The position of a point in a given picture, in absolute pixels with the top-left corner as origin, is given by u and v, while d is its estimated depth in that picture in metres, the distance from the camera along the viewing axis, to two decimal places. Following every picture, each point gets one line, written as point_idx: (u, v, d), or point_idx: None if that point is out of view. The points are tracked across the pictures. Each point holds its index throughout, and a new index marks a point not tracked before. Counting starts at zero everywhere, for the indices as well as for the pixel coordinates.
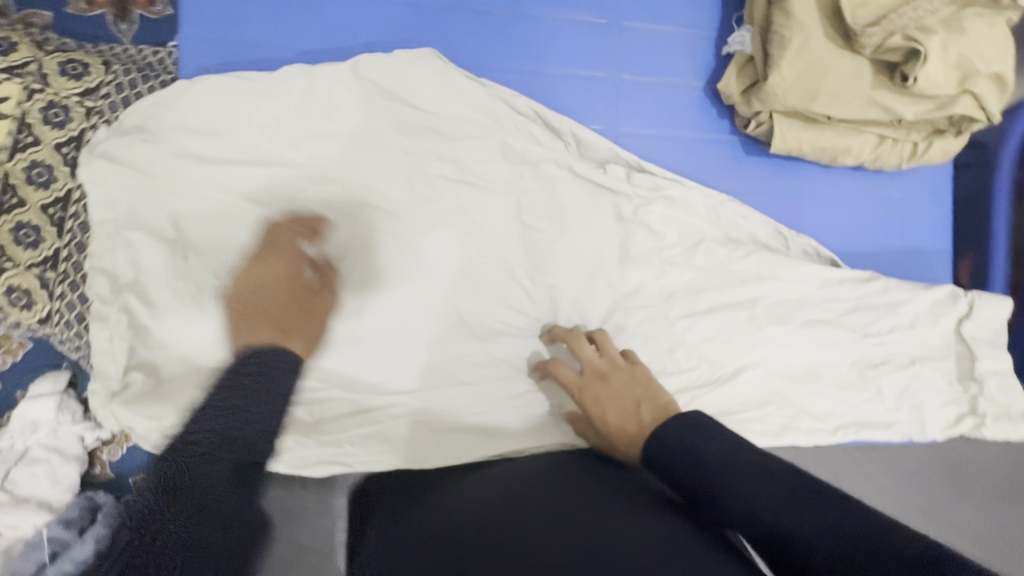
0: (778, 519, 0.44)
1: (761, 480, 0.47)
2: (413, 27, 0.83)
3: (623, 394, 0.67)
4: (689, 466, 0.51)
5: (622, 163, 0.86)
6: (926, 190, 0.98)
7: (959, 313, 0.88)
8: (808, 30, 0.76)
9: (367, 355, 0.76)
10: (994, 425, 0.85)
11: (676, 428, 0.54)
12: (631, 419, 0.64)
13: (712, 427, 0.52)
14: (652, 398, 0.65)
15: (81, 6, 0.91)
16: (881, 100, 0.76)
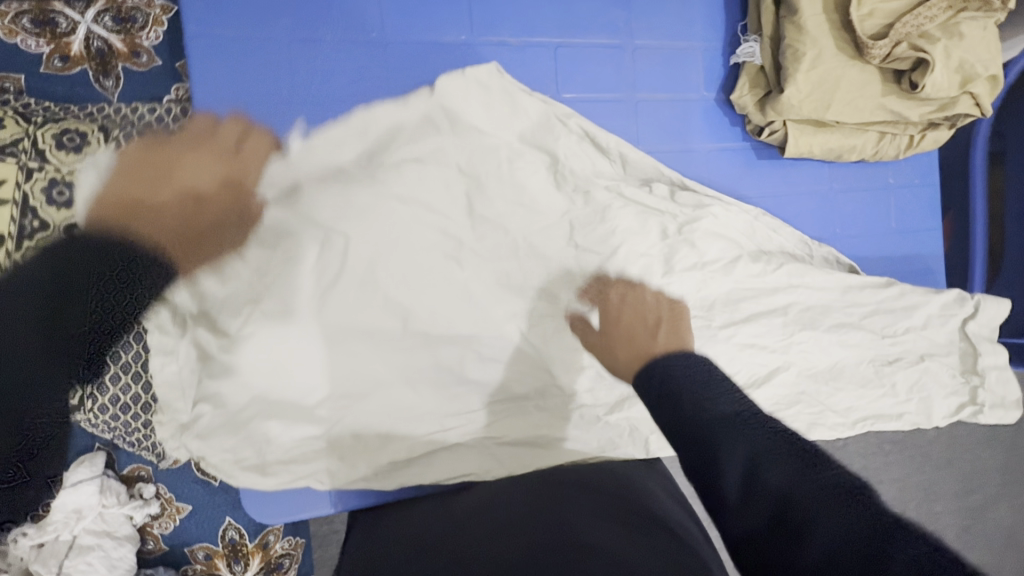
0: (758, 478, 0.46)
1: (751, 445, 0.48)
2: (431, 64, 0.81)
3: (644, 327, 0.76)
4: (679, 410, 0.53)
5: (666, 180, 0.88)
6: (919, 174, 1.03)
7: (965, 313, 0.92)
8: (819, 43, 0.80)
9: (438, 383, 0.79)
10: (991, 411, 0.90)
11: (684, 380, 0.56)
12: (640, 337, 0.74)
13: (725, 390, 0.54)
14: (674, 336, 0.71)
15: (56, 64, 0.84)
16: (890, 105, 0.82)
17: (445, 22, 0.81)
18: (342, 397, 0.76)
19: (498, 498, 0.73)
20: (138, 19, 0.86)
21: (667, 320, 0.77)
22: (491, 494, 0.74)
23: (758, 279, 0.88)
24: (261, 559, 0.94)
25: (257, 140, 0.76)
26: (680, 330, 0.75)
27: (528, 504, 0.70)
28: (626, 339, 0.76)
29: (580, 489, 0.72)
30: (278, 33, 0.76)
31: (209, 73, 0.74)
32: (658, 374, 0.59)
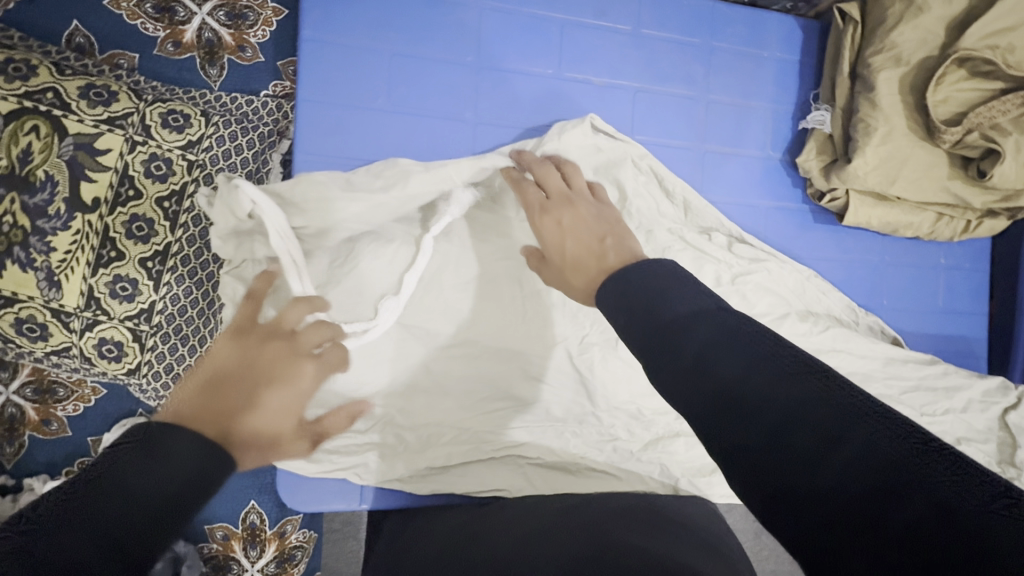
0: (748, 374, 0.37)
1: (722, 340, 0.40)
2: (516, 93, 0.86)
3: (595, 245, 0.63)
4: (648, 316, 0.44)
5: (724, 232, 0.90)
6: (969, 259, 1.04)
7: (1009, 403, 0.91)
8: (892, 121, 0.83)
9: (475, 398, 0.81)
10: None
11: (644, 281, 0.47)
12: (595, 252, 0.62)
13: (686, 284, 0.45)
14: (624, 245, 0.62)
15: (169, 47, 0.90)
16: (954, 189, 0.85)
17: (534, 55, 0.86)
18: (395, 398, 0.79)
19: (524, 507, 0.76)
20: (249, 17, 0.92)
21: (611, 232, 0.65)
22: (517, 503, 0.77)
23: (804, 337, 0.88)
24: (276, 547, 0.95)
25: (347, 142, 0.80)
26: (569, 213, 0.69)
27: (553, 511, 0.73)
28: (576, 267, 0.62)
29: (600, 502, 0.76)
30: (381, 46, 0.81)
31: (314, 74, 0.79)
32: (614, 279, 0.51)
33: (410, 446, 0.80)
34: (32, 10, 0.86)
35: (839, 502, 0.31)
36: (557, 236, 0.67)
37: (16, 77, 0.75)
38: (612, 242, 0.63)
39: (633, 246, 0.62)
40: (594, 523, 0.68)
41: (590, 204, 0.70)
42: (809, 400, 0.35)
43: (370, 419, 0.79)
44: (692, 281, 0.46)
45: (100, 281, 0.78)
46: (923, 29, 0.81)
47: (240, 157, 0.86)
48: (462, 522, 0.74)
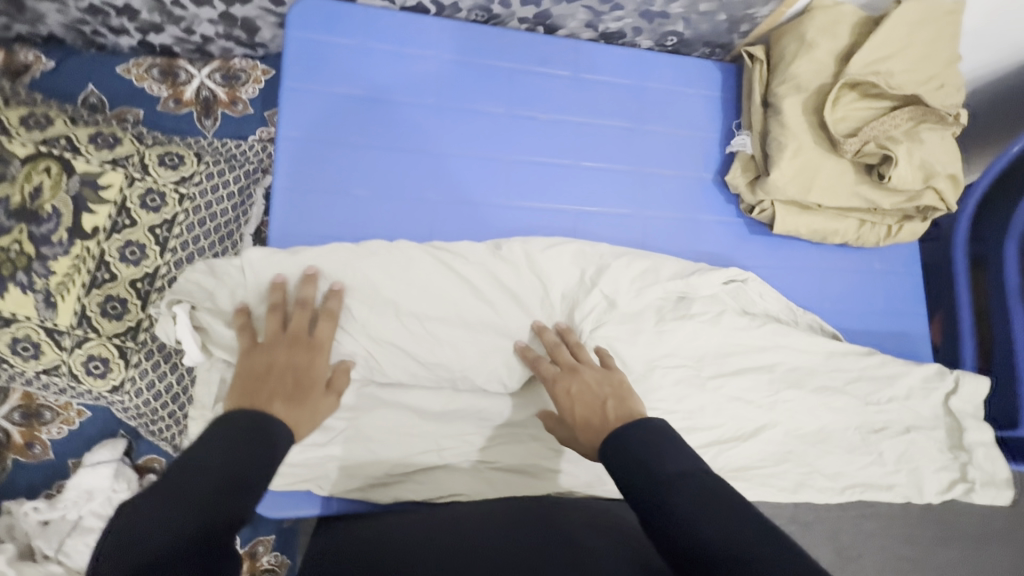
0: (712, 524, 0.56)
1: (698, 498, 0.58)
2: (471, 129, 0.98)
3: (596, 407, 0.75)
4: (648, 480, 0.61)
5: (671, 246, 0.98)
6: (901, 263, 1.13)
7: (948, 386, 1.00)
8: (800, 138, 0.94)
9: (439, 400, 0.86)
10: (981, 490, 0.97)
11: (635, 448, 0.65)
12: (599, 416, 0.74)
13: (676, 449, 0.64)
14: (624, 407, 0.74)
15: (170, 104, 1.03)
16: (863, 193, 0.95)
17: (488, 99, 1.00)
18: (363, 398, 0.84)
19: (474, 509, 0.79)
20: (242, 77, 1.07)
21: (613, 394, 0.76)
22: (463, 507, 0.80)
23: (745, 332, 0.97)
24: (247, 568, 0.95)
25: (321, 172, 0.91)
26: (578, 381, 0.78)
27: (493, 511, 0.78)
28: (585, 427, 0.74)
29: (536, 501, 0.81)
30: (353, 92, 0.94)
31: (294, 117, 0.91)
32: (611, 445, 0.67)
33: (372, 452, 0.83)
34: (54, 78, 1.00)
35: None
36: (566, 400, 0.77)
37: (36, 127, 0.87)
38: (610, 404, 0.75)
39: (632, 406, 0.74)
40: (526, 526, 0.72)
41: (596, 370, 0.80)
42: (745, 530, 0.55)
43: (328, 431, 0.82)
44: (681, 448, 0.64)
45: (93, 301, 0.86)
46: (817, 61, 0.94)
47: (227, 190, 0.96)
48: (408, 536, 0.73)
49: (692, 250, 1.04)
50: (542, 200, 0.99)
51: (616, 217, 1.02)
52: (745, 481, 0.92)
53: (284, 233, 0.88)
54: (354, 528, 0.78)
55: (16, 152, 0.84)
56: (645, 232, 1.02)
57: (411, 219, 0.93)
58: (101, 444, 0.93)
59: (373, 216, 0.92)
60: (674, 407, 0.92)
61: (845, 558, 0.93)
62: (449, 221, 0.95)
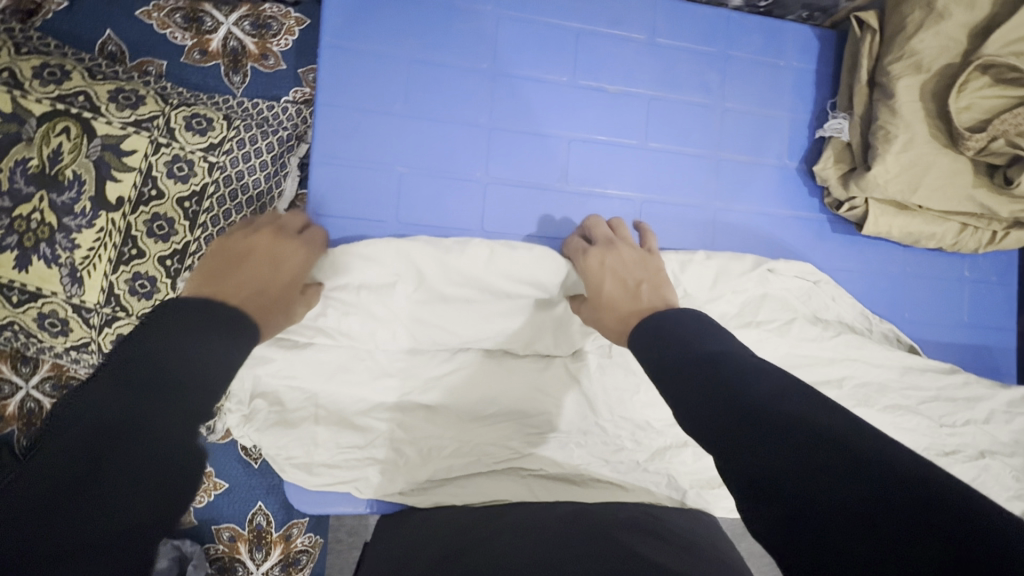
0: (769, 395, 0.45)
1: (777, 395, 0.45)
2: (528, 96, 0.86)
3: (632, 282, 0.73)
4: (714, 382, 0.48)
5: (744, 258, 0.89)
6: (995, 271, 1.01)
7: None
8: (912, 128, 0.81)
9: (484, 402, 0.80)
10: None
11: (687, 357, 0.53)
12: (629, 294, 0.71)
13: (707, 330, 0.56)
14: (658, 293, 0.70)
15: (195, 55, 0.93)
16: (979, 197, 0.83)
17: (549, 61, 0.87)
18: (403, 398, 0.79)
19: (524, 513, 0.73)
20: (273, 27, 0.95)
21: (648, 279, 0.73)
22: (511, 511, 0.74)
23: (815, 342, 0.89)
24: (281, 550, 0.94)
25: (362, 144, 0.81)
26: (613, 257, 0.77)
27: (540, 519, 0.71)
28: (609, 307, 0.71)
29: (590, 513, 0.73)
30: (397, 50, 0.82)
31: (331, 79, 0.80)
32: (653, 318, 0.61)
33: (411, 458, 0.78)
34: (69, 22, 0.90)
35: (825, 498, 0.37)
36: (598, 272, 0.75)
37: (50, 81, 0.78)
38: (647, 289, 0.71)
39: (667, 294, 0.71)
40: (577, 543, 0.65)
41: (632, 250, 0.79)
42: (833, 423, 0.42)
43: (367, 434, 0.77)
44: (719, 331, 0.56)
45: (120, 278, 0.80)
46: (945, 36, 0.80)
47: (259, 159, 0.86)
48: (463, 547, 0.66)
49: (766, 248, 0.94)
50: (602, 183, 0.89)
51: (683, 207, 0.91)
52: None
53: (323, 218, 0.80)
54: (395, 534, 0.74)
55: (31, 110, 0.77)
56: (716, 226, 0.92)
57: (461, 201, 0.84)
58: None
59: (419, 197, 0.83)
60: None
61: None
62: (501, 204, 0.86)
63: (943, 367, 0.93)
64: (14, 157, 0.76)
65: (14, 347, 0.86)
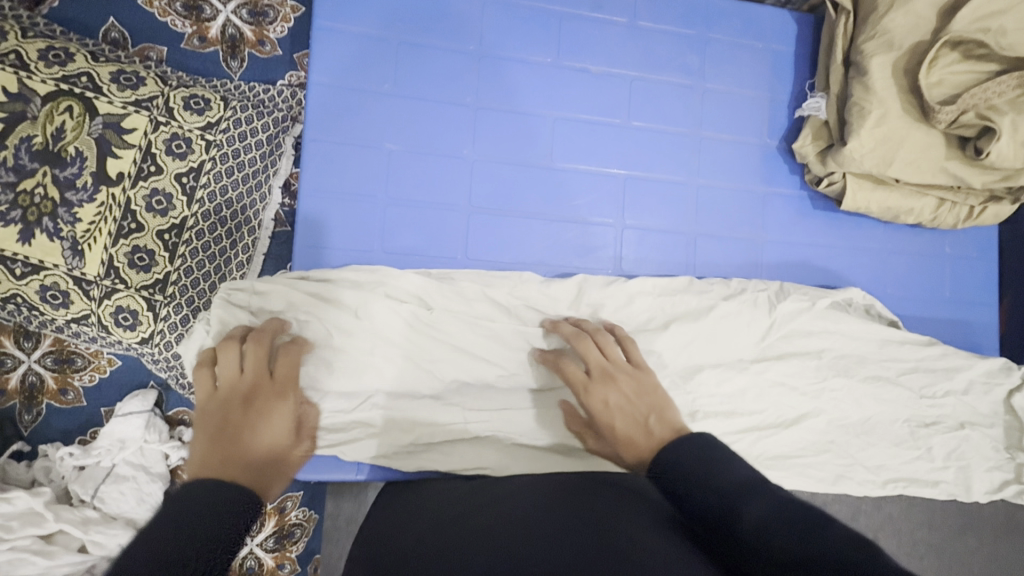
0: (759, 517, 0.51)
1: (770, 511, 0.51)
2: (515, 77, 0.90)
3: (637, 413, 0.70)
4: (712, 493, 0.55)
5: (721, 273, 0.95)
6: (974, 247, 1.04)
7: (1011, 383, 0.94)
8: (886, 103, 0.84)
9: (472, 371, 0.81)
10: None
11: (688, 456, 0.59)
12: (640, 431, 0.68)
13: (724, 455, 0.59)
14: (665, 418, 0.69)
15: (194, 41, 0.96)
16: (952, 169, 0.85)
17: (536, 46, 0.90)
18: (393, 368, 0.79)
19: (507, 480, 0.73)
20: (269, 14, 0.99)
21: (653, 408, 0.71)
22: (465, 488, 0.70)
23: (794, 317, 0.91)
24: (275, 522, 0.96)
25: (352, 121, 0.84)
26: (614, 390, 0.73)
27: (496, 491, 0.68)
28: (628, 449, 0.68)
29: (539, 481, 0.69)
30: (389, 34, 0.86)
31: (323, 59, 0.83)
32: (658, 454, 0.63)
33: (397, 424, 0.78)
34: (74, 10, 0.94)
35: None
36: (604, 412, 0.72)
37: (55, 63, 0.82)
38: (655, 418, 0.69)
39: (674, 419, 0.69)
40: (529, 505, 0.61)
41: (628, 377, 0.76)
42: (829, 532, 0.48)
43: (353, 399, 0.77)
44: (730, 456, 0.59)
45: (120, 251, 0.83)
46: (915, 14, 0.82)
47: (254, 139, 0.90)
48: (435, 522, 0.62)
49: (747, 225, 0.96)
50: (588, 163, 0.92)
51: (667, 186, 0.94)
52: (782, 470, 0.86)
53: (315, 193, 0.83)
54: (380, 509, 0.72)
55: (36, 90, 0.80)
56: (699, 204, 0.95)
57: (449, 177, 0.87)
58: (132, 394, 0.93)
59: (408, 173, 0.86)
60: (713, 391, 0.86)
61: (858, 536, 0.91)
62: (489, 181, 0.88)
63: (922, 340, 0.95)
64: (18, 136, 0.79)
65: (18, 322, 0.89)
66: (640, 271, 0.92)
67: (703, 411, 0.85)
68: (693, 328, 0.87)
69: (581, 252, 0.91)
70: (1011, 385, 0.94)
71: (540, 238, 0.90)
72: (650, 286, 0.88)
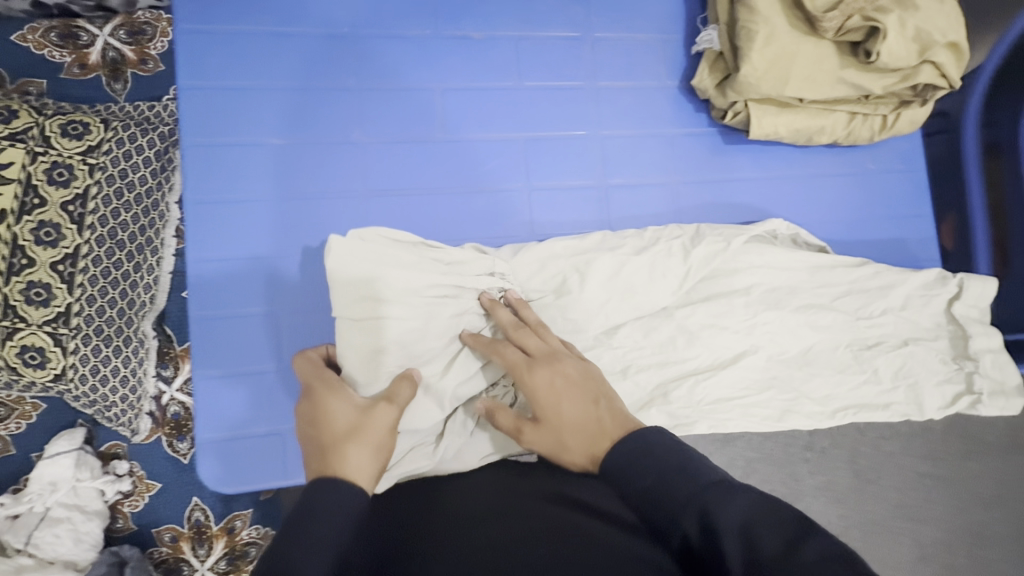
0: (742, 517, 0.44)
1: (759, 513, 0.44)
2: (393, 54, 0.87)
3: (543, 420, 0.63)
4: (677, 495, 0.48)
5: (638, 218, 0.93)
6: (900, 160, 1.01)
7: (949, 292, 0.91)
8: (772, 21, 0.81)
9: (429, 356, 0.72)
10: (990, 401, 0.87)
11: (651, 459, 0.52)
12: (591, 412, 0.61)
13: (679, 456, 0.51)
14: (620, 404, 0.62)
15: (75, 70, 0.95)
16: (849, 77, 0.82)
17: (412, 20, 0.88)
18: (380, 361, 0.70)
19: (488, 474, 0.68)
20: (148, 31, 0.97)
21: (603, 390, 0.64)
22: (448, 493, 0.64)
23: (716, 254, 0.89)
24: (226, 544, 0.93)
25: (233, 121, 0.82)
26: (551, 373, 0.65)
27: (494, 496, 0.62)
28: (578, 430, 0.61)
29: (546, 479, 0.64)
30: (256, 28, 0.83)
31: (191, 64, 0.81)
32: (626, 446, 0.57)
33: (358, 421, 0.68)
34: None
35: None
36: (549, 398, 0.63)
37: None
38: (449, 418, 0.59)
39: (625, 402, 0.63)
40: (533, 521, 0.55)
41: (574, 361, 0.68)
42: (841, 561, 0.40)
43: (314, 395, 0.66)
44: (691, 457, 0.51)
45: (14, 289, 0.79)
46: None
47: (142, 156, 0.88)
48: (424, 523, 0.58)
49: (660, 169, 0.94)
50: (483, 131, 0.89)
51: (571, 142, 0.91)
52: (721, 412, 0.84)
53: (199, 201, 0.80)
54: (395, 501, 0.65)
55: None
56: (606, 157, 0.92)
57: (340, 164, 0.85)
58: (60, 435, 0.91)
59: (297, 167, 0.83)
60: (640, 342, 0.84)
61: (862, 481, 0.87)
62: (381, 162, 0.86)
63: (852, 260, 0.92)
64: None
65: None
66: (555, 233, 0.90)
67: (635, 363, 0.83)
68: (609, 285, 0.84)
69: (490, 222, 0.88)
70: (952, 294, 0.91)
71: (442, 217, 0.87)
72: (560, 249, 0.85)
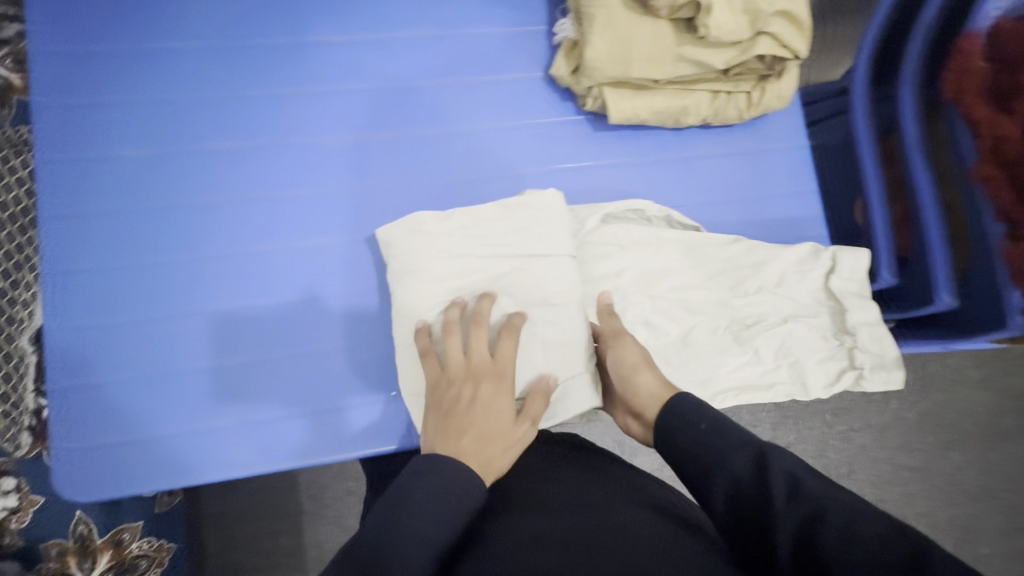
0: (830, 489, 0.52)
1: (815, 480, 0.53)
2: (253, 63, 0.90)
3: (495, 444, 0.66)
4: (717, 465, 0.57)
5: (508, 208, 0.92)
6: (782, 136, 0.99)
7: (824, 265, 0.88)
8: (608, 4, 0.82)
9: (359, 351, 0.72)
10: (873, 375, 0.84)
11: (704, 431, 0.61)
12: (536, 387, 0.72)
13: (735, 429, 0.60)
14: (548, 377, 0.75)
15: None
16: (688, 54, 0.82)
17: (270, 29, 0.90)
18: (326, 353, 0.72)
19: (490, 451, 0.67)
20: None
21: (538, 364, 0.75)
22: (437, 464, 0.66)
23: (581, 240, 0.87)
24: (112, 557, 0.96)
25: (91, 136, 0.84)
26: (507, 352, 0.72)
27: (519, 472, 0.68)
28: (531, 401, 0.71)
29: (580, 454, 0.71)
30: (112, 45, 0.86)
31: (48, 85, 0.84)
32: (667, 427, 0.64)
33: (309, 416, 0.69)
34: None
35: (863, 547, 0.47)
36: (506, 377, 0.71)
37: None
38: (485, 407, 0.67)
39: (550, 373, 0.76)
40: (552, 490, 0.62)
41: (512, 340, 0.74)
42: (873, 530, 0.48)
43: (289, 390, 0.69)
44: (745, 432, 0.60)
45: None
46: None
47: (14, 177, 0.92)
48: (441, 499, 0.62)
49: (529, 159, 0.94)
50: (344, 132, 0.90)
51: (435, 138, 0.92)
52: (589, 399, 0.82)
53: (57, 215, 0.83)
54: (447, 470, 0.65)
55: None
56: (473, 151, 0.93)
57: (199, 170, 0.86)
58: None
59: (155, 177, 0.85)
60: None
61: None
62: (240, 167, 0.87)
63: (726, 238, 0.90)
64: None
65: None
66: None
67: None
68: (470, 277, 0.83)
69: (352, 222, 0.88)
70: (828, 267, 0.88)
71: (301, 220, 0.88)
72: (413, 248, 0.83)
